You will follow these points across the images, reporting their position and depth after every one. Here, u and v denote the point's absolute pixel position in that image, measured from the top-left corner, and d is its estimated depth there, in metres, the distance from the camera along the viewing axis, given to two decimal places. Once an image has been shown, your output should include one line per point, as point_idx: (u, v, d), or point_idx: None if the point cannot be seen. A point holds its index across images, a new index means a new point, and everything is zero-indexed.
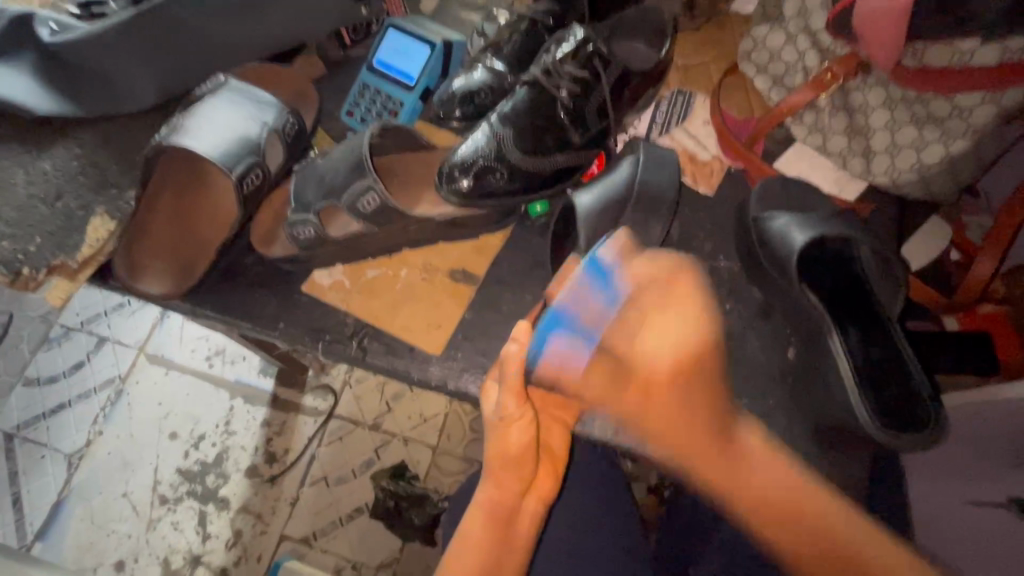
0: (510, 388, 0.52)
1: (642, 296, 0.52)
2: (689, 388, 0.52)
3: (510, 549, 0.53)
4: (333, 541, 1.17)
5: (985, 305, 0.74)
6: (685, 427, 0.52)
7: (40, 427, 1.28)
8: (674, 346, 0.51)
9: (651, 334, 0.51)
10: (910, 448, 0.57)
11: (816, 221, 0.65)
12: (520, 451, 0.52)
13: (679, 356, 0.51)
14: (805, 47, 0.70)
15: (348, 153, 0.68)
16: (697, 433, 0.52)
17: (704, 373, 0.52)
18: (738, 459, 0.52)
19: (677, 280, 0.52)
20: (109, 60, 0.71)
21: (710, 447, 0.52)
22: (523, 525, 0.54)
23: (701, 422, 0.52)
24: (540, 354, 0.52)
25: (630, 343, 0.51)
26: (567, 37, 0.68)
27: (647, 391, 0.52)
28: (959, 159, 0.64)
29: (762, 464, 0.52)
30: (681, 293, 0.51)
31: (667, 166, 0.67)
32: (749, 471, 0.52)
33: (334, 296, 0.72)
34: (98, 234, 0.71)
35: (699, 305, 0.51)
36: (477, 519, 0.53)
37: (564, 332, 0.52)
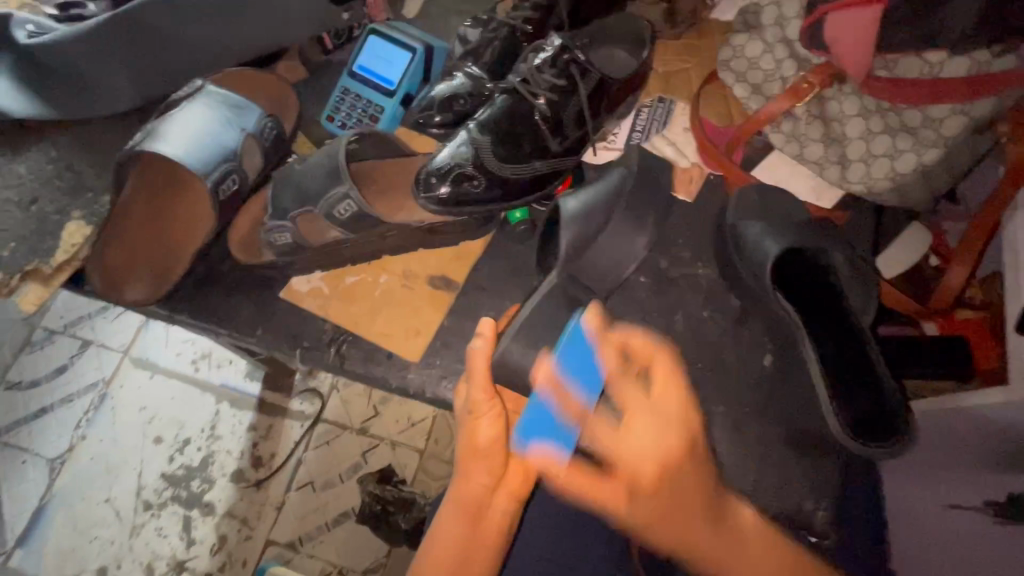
0: (476, 383, 0.53)
1: (623, 379, 0.55)
2: (679, 489, 0.51)
3: (477, 545, 0.53)
4: (319, 547, 1.16)
5: (963, 311, 0.76)
6: (673, 497, 0.51)
7: (22, 432, 1.26)
8: (647, 446, 0.51)
9: (637, 430, 0.52)
10: (879, 457, 0.57)
11: (789, 229, 0.66)
12: (490, 445, 0.52)
13: (664, 450, 0.51)
14: (782, 56, 0.71)
15: (327, 158, 0.67)
16: (682, 523, 0.51)
17: (685, 479, 0.51)
18: (733, 531, 0.53)
19: (654, 362, 0.54)
20: (87, 62, 0.71)
21: (696, 524, 0.52)
22: (494, 519, 0.54)
23: (692, 513, 0.51)
24: (524, 448, 0.51)
25: (615, 442, 0.52)
26: (544, 45, 0.69)
27: (623, 476, 0.53)
28: (933, 168, 0.65)
29: (755, 564, 0.53)
30: (656, 374, 0.54)
31: (656, 175, 0.67)
32: (744, 555, 0.53)
33: (313, 302, 0.71)
34: (74, 239, 0.70)
35: (683, 401, 0.53)
36: (449, 514, 0.53)
37: (547, 432, 0.51)
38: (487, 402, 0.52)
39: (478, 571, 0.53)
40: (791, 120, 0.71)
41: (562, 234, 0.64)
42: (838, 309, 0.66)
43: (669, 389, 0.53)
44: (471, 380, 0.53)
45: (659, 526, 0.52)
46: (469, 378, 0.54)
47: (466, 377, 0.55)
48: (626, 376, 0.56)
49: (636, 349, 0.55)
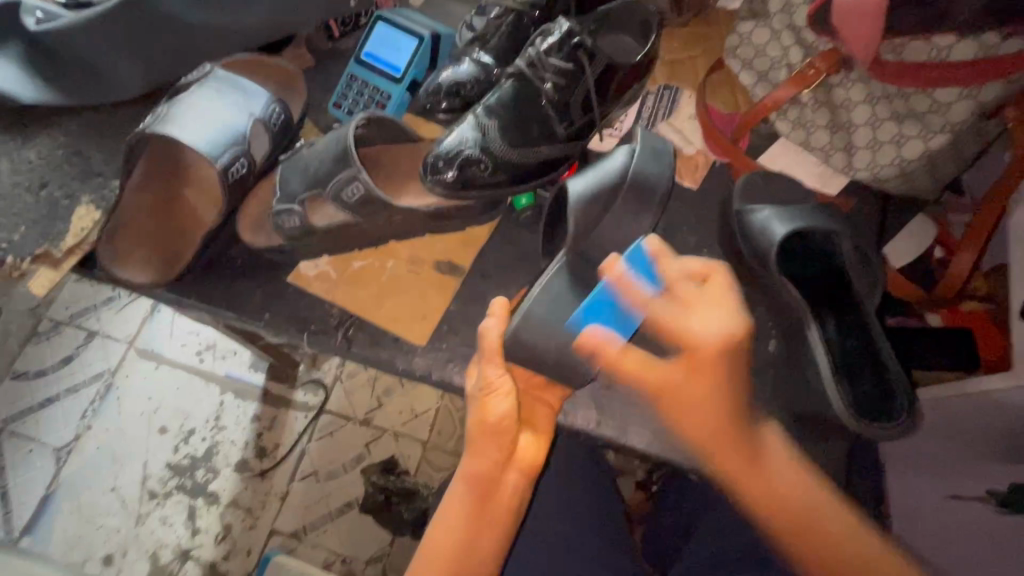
0: (488, 359, 0.56)
1: (677, 284, 0.58)
2: (716, 384, 0.55)
3: (486, 524, 0.53)
4: (323, 536, 1.17)
5: (969, 302, 0.76)
6: (712, 412, 0.55)
7: (28, 421, 1.27)
8: (717, 334, 0.55)
9: (700, 321, 0.56)
10: (881, 436, 0.58)
11: (798, 212, 0.65)
12: (501, 420, 0.53)
13: (727, 338, 0.55)
14: (789, 43, 0.71)
15: (333, 142, 0.68)
16: (730, 445, 0.55)
17: (730, 368, 0.56)
18: (759, 449, 0.56)
19: (710, 276, 0.58)
20: (98, 49, 0.72)
21: (738, 434, 0.56)
22: (505, 496, 0.54)
23: (723, 408, 0.55)
24: (575, 333, 0.59)
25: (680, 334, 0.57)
26: (552, 29, 0.68)
27: (689, 364, 0.56)
28: (939, 153, 0.65)
29: (781, 470, 0.56)
30: (715, 285, 0.57)
31: (662, 157, 0.66)
32: (770, 462, 0.56)
33: (320, 287, 0.72)
34: (83, 223, 0.71)
35: (739, 315, 0.55)
36: (459, 494, 0.54)
37: (603, 316, 0.59)
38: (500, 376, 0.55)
39: (488, 548, 0.53)
40: (797, 107, 0.72)
41: (570, 209, 0.63)
42: (844, 295, 0.67)
43: (724, 296, 0.56)
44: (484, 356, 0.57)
45: (698, 418, 0.56)
46: (480, 358, 0.58)
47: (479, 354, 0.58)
48: (684, 278, 0.58)
49: (699, 270, 0.58)
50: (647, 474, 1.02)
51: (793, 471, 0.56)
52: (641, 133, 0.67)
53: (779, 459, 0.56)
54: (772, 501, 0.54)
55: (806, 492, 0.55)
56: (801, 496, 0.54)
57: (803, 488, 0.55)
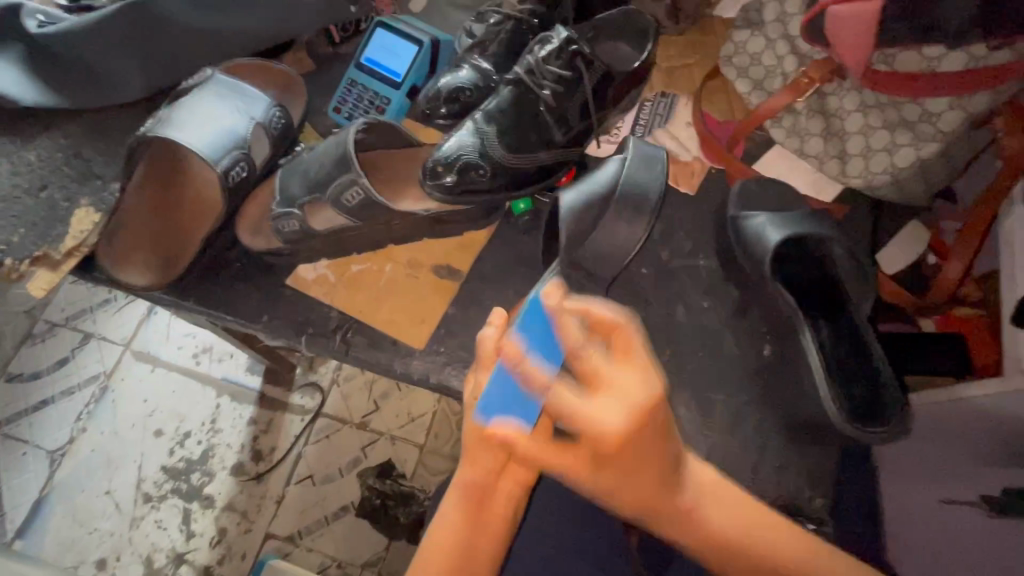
0: (483, 367, 0.52)
1: (584, 352, 0.40)
2: (643, 439, 0.40)
3: (482, 531, 0.53)
4: (319, 540, 1.16)
5: (959, 309, 0.78)
6: (640, 449, 0.41)
7: (22, 424, 1.27)
8: (615, 419, 0.38)
9: (596, 401, 0.38)
10: (874, 441, 0.59)
11: (794, 221, 0.66)
12: (496, 432, 0.50)
13: (635, 416, 0.38)
14: (784, 52, 0.72)
15: (335, 147, 0.68)
16: (642, 488, 0.44)
17: (641, 445, 0.41)
18: (687, 506, 0.46)
19: (614, 331, 0.40)
20: (99, 53, 0.72)
21: (660, 495, 0.45)
22: (496, 505, 0.54)
23: (651, 459, 0.42)
24: (485, 426, 0.46)
25: (582, 420, 0.38)
26: (550, 36, 0.69)
27: (591, 459, 0.43)
28: (930, 162, 0.66)
29: (720, 511, 0.48)
30: (619, 345, 0.40)
31: (657, 166, 0.68)
32: (704, 513, 0.47)
33: (319, 290, 0.72)
34: (83, 225, 0.71)
35: (650, 382, 0.38)
36: (452, 501, 0.54)
37: (507, 406, 0.46)
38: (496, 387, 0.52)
39: (483, 556, 0.53)
40: (791, 115, 0.73)
41: (561, 216, 0.65)
42: (837, 300, 0.68)
43: (632, 357, 0.39)
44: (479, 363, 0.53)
45: (627, 484, 0.44)
46: (478, 363, 0.54)
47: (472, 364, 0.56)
48: (590, 343, 0.41)
49: (594, 317, 0.41)
50: None
51: (738, 502, 0.48)
52: (633, 142, 0.69)
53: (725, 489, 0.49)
54: (702, 536, 0.47)
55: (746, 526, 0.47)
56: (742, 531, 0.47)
57: (752, 513, 0.49)
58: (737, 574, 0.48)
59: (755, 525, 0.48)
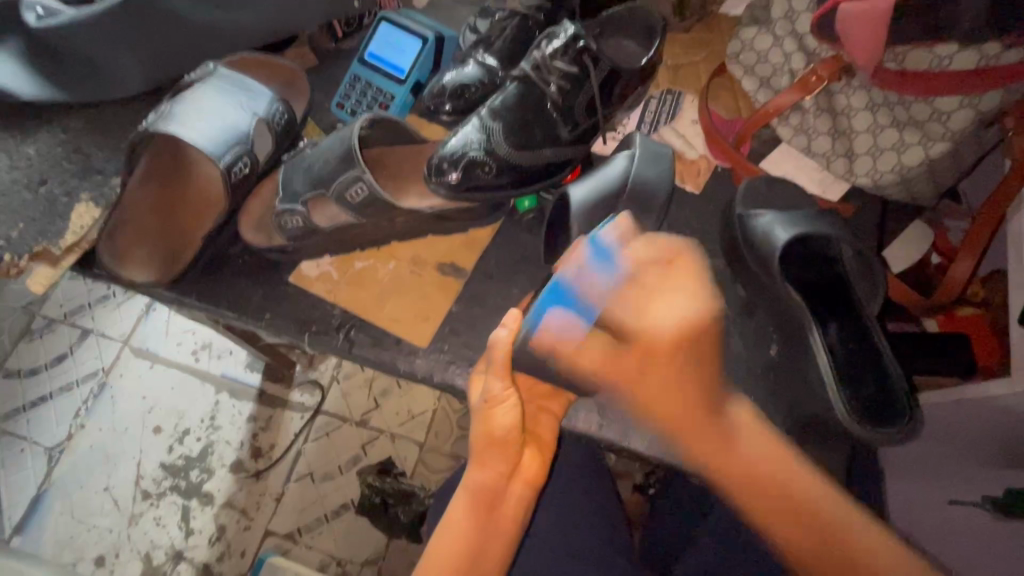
0: (493, 371, 0.54)
1: (642, 267, 0.52)
2: (689, 354, 0.51)
3: (492, 537, 0.52)
4: (319, 538, 1.16)
5: (963, 308, 0.78)
6: (676, 383, 0.52)
7: (20, 420, 1.26)
8: (671, 325, 0.51)
9: (662, 311, 0.51)
10: (883, 441, 0.58)
11: (799, 220, 0.65)
12: (505, 433, 0.53)
13: (681, 334, 0.51)
14: (791, 49, 0.72)
15: (339, 142, 0.67)
16: (679, 408, 0.53)
17: (692, 355, 0.52)
18: (730, 434, 0.53)
19: (675, 263, 0.52)
20: (98, 47, 0.72)
21: (700, 417, 0.53)
22: (509, 510, 0.53)
23: (694, 394, 0.53)
24: (536, 333, 0.54)
25: (649, 302, 0.52)
26: (557, 32, 0.68)
27: (650, 367, 0.52)
28: (939, 161, 0.65)
29: (750, 441, 0.53)
30: (682, 270, 0.51)
31: (662, 161, 0.67)
32: (739, 448, 0.52)
33: (321, 287, 0.72)
34: (83, 220, 0.70)
35: (701, 298, 0.51)
36: (462, 505, 0.53)
37: (563, 303, 0.54)
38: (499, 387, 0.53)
39: (494, 564, 0.52)
40: (799, 113, 0.72)
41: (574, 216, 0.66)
42: (843, 301, 0.67)
43: (684, 282, 0.51)
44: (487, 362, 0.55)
45: (664, 403, 0.53)
46: (488, 366, 0.55)
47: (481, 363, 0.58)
48: (650, 264, 0.52)
49: (660, 246, 0.53)
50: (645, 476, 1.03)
51: (769, 446, 0.53)
52: (639, 138, 0.68)
53: (759, 435, 0.53)
54: (738, 472, 0.52)
55: (796, 479, 0.51)
56: (786, 469, 0.51)
57: (775, 451, 0.53)
58: (787, 540, 0.50)
59: (778, 463, 0.52)
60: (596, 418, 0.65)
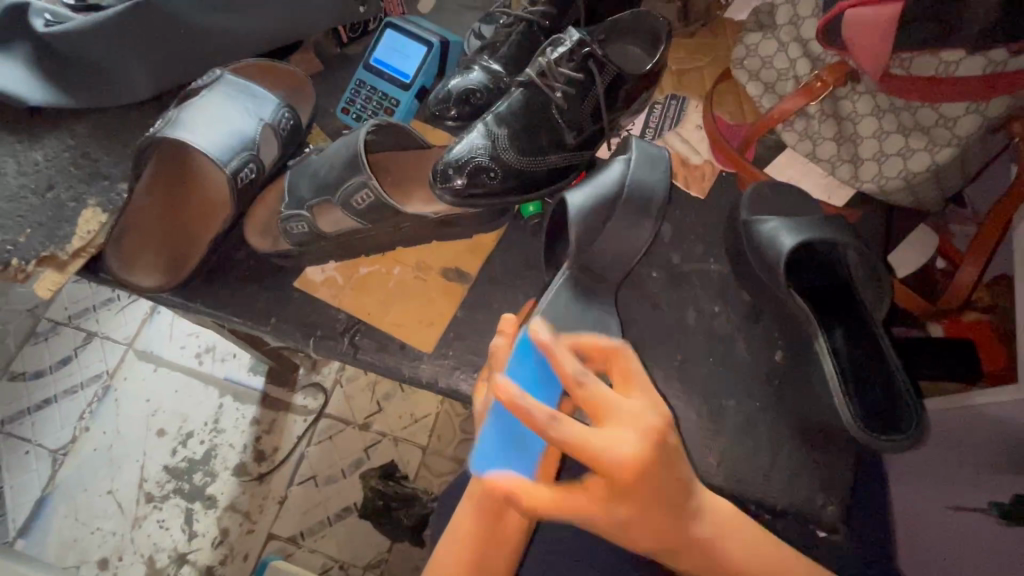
0: (495, 377, 0.55)
1: (586, 383, 0.44)
2: (659, 479, 0.42)
3: (496, 546, 0.54)
4: (321, 541, 1.16)
5: (969, 313, 0.78)
6: (632, 508, 0.43)
7: (25, 422, 1.27)
8: (632, 436, 0.42)
9: (629, 404, 0.44)
10: (888, 450, 0.56)
11: (806, 225, 0.64)
12: (508, 440, 0.52)
13: (642, 456, 0.42)
14: (796, 55, 0.72)
15: (345, 148, 0.67)
16: (641, 528, 0.44)
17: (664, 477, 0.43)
18: (709, 544, 0.48)
19: (615, 360, 0.49)
20: (107, 52, 0.72)
21: (677, 528, 0.46)
22: (512, 520, 0.55)
23: (669, 518, 0.45)
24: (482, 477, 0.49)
25: (603, 408, 0.43)
26: (562, 38, 0.68)
27: (610, 484, 0.42)
28: (944, 167, 0.65)
29: (734, 544, 0.50)
30: (617, 374, 0.48)
31: (660, 165, 0.67)
32: (725, 550, 0.49)
33: (326, 292, 0.72)
34: (89, 226, 0.71)
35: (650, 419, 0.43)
36: (467, 514, 0.55)
37: (499, 460, 0.51)
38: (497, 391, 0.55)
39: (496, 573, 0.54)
40: (803, 119, 0.72)
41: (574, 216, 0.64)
42: (850, 306, 0.67)
43: (634, 387, 0.47)
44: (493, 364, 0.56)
45: (637, 528, 0.45)
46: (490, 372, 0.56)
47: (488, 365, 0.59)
48: (591, 378, 0.44)
49: (591, 348, 0.51)
50: None
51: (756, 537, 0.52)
52: (635, 143, 0.68)
53: (740, 543, 0.50)
54: (678, 550, 0.48)
55: (729, 554, 0.49)
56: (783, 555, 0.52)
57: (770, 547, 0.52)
58: None
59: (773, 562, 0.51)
60: None
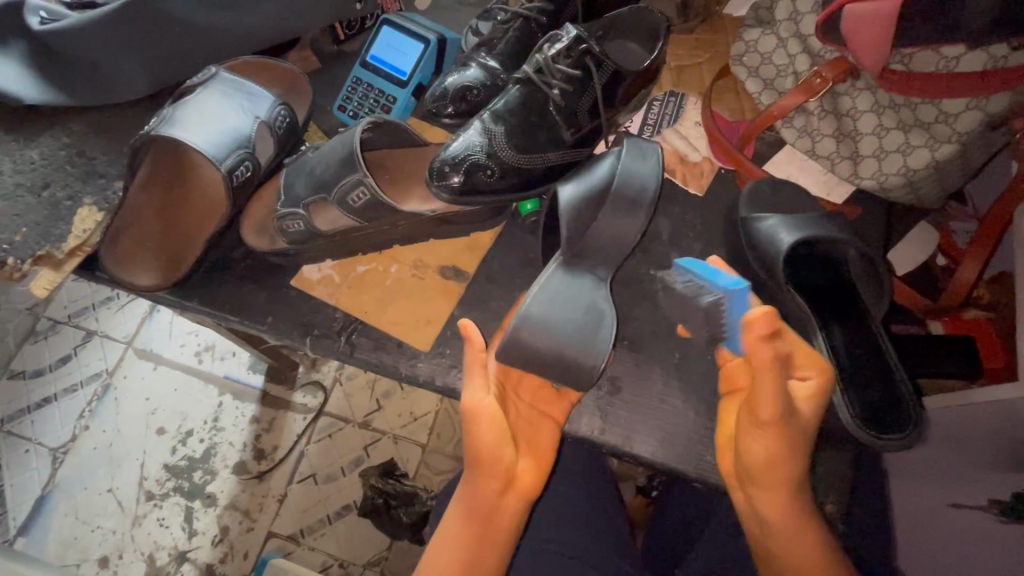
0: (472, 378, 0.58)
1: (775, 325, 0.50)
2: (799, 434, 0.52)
3: (488, 545, 0.56)
4: (322, 539, 1.16)
5: (968, 310, 0.78)
6: (809, 420, 0.53)
7: (25, 421, 1.27)
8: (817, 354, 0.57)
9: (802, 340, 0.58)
10: (888, 448, 0.56)
11: (806, 223, 0.64)
12: (493, 449, 0.55)
13: (820, 366, 0.56)
14: (795, 51, 0.71)
15: (341, 146, 0.67)
16: (787, 456, 0.52)
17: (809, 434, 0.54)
18: (801, 527, 0.53)
19: (775, 325, 0.48)
20: (102, 49, 0.72)
21: (794, 494, 0.54)
22: (504, 523, 0.56)
23: (792, 476, 0.53)
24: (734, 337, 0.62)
25: (794, 343, 0.56)
26: (560, 35, 0.67)
27: (812, 388, 0.54)
28: (945, 163, 0.65)
29: (800, 549, 0.53)
30: (765, 348, 0.48)
31: (650, 159, 0.65)
32: (801, 548, 0.53)
33: (323, 290, 0.72)
34: (86, 225, 0.70)
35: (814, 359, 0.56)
36: (455, 519, 0.57)
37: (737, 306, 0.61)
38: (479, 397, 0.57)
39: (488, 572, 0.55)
40: (803, 115, 0.72)
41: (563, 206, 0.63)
42: (847, 305, 0.66)
43: (760, 354, 0.48)
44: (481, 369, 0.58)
45: (775, 474, 0.52)
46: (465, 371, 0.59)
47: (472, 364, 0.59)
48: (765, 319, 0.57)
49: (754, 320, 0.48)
50: (647, 479, 1.03)
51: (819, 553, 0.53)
52: (626, 141, 0.67)
53: (798, 529, 0.53)
54: (770, 483, 0.53)
55: (802, 553, 0.53)
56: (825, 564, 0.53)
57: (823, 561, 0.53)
58: None
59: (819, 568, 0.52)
60: (598, 422, 0.64)
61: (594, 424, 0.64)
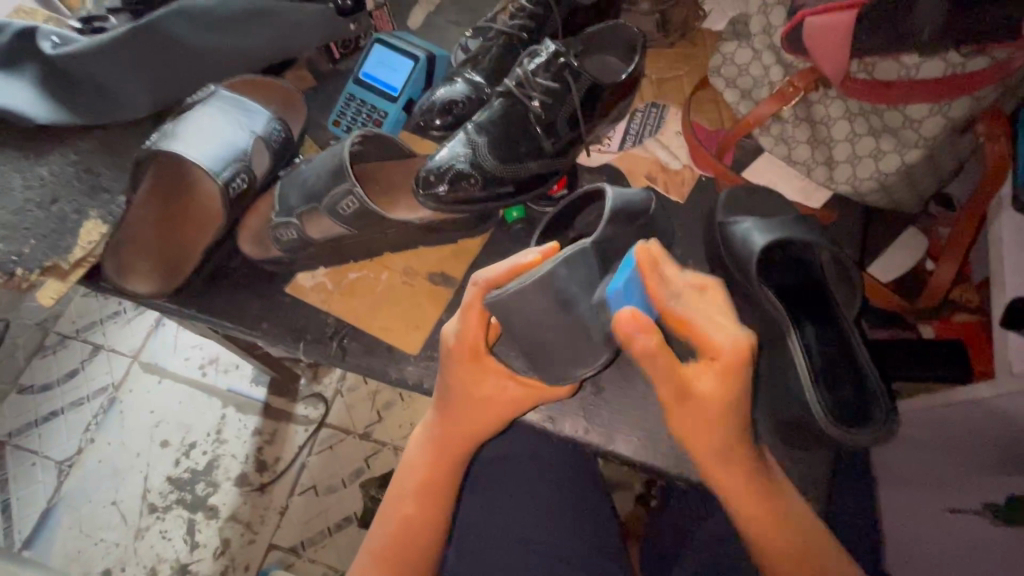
0: (460, 348, 0.53)
1: (671, 301, 0.47)
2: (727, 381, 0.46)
3: (431, 499, 0.59)
4: (322, 551, 1.16)
5: (958, 314, 0.78)
6: (723, 426, 0.48)
7: (33, 434, 1.30)
8: (741, 335, 0.46)
9: (721, 324, 0.46)
10: (863, 444, 0.57)
11: (776, 225, 0.66)
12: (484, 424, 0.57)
13: (740, 346, 0.45)
14: (770, 62, 0.74)
15: (331, 158, 0.70)
16: (716, 437, 0.49)
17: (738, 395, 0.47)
18: (761, 483, 0.51)
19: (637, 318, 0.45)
20: (112, 71, 0.76)
21: (741, 475, 0.50)
22: (450, 482, 0.59)
23: (732, 434, 0.49)
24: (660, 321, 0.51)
25: (702, 324, 0.46)
26: (540, 50, 0.71)
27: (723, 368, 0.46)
28: (915, 166, 0.67)
29: (748, 500, 0.51)
30: (647, 364, 0.46)
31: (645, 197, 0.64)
32: (758, 504, 0.51)
33: (316, 297, 0.74)
34: (90, 236, 0.74)
35: (738, 333, 0.46)
36: (421, 472, 0.59)
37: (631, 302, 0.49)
38: (501, 386, 0.55)
39: (428, 519, 0.58)
40: (779, 123, 0.74)
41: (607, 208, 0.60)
42: (822, 305, 0.69)
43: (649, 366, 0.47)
44: (454, 355, 0.54)
45: (705, 433, 0.49)
46: (456, 351, 0.54)
47: (449, 354, 0.55)
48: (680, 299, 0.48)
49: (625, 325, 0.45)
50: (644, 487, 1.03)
51: (769, 518, 0.51)
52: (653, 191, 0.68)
53: (752, 479, 0.51)
54: (723, 475, 0.51)
55: (754, 504, 0.51)
56: (776, 517, 0.51)
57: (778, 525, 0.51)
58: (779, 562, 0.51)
59: (774, 519, 0.51)
60: (583, 423, 0.66)
61: (578, 426, 0.66)
